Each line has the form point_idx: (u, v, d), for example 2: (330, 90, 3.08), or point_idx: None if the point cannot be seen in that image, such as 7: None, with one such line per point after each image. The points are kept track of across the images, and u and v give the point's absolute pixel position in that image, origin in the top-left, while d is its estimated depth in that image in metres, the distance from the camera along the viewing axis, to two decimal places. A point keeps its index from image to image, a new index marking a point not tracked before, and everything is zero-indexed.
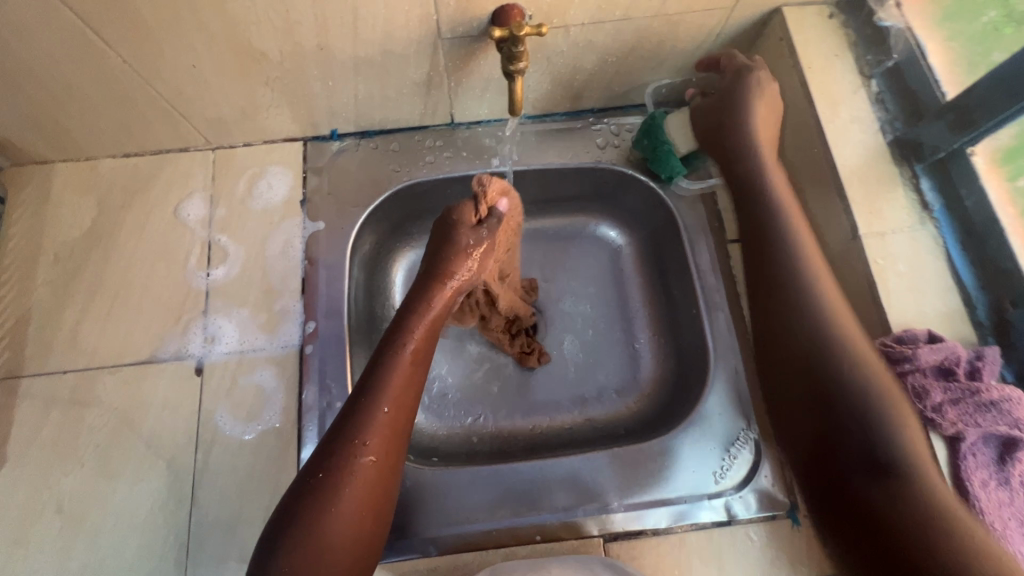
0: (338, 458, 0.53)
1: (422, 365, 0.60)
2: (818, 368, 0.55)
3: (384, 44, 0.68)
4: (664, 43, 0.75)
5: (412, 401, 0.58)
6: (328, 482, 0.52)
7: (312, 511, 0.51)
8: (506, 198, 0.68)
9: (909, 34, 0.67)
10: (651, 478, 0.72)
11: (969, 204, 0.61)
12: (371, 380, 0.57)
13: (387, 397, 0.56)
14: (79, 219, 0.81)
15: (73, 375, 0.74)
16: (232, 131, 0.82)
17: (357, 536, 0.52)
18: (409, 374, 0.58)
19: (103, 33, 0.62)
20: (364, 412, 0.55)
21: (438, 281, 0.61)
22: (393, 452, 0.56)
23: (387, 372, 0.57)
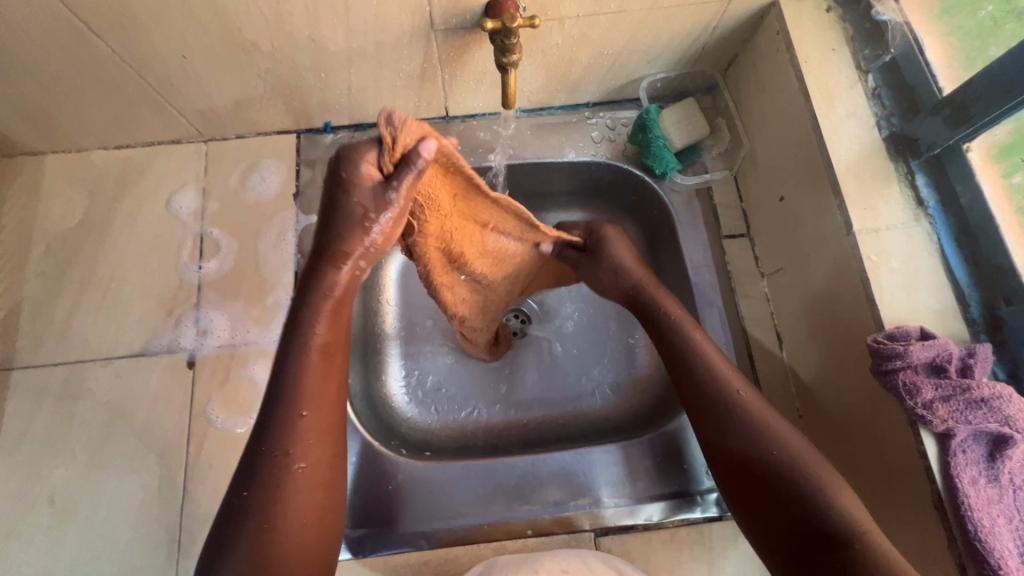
0: (266, 475, 0.47)
1: (341, 355, 0.53)
2: (710, 411, 0.58)
3: (377, 35, 0.68)
4: (660, 36, 0.74)
5: (338, 394, 0.52)
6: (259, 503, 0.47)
7: (247, 536, 0.46)
8: (428, 138, 0.45)
9: (908, 27, 0.66)
10: (639, 474, 0.72)
11: (964, 202, 0.60)
12: (281, 387, 0.50)
13: (305, 400, 0.49)
14: (70, 212, 0.80)
15: (64, 367, 0.74)
16: (224, 123, 0.81)
17: (309, 548, 0.48)
18: (325, 371, 0.51)
19: (92, 23, 0.61)
20: (283, 421, 0.49)
21: (331, 261, 0.51)
22: (329, 451, 0.50)
23: (295, 374, 0.50)
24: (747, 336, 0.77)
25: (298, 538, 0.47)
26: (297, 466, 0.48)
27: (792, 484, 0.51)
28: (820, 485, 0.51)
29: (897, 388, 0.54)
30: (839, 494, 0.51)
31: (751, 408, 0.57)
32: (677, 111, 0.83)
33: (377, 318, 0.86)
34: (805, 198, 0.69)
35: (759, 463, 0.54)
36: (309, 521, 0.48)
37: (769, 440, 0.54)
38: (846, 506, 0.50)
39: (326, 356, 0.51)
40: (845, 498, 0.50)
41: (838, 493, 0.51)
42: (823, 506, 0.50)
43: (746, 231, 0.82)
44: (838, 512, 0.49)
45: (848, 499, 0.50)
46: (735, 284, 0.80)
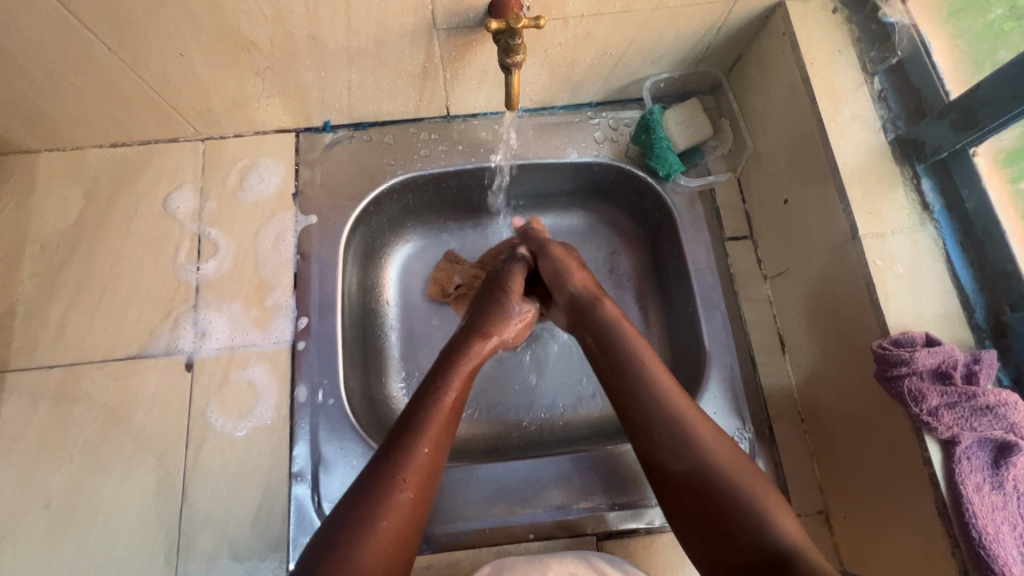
0: (377, 493, 0.54)
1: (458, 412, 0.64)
2: (642, 422, 0.60)
3: (378, 34, 0.67)
4: (664, 37, 0.74)
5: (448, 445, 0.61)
6: (363, 519, 0.52)
7: (342, 549, 0.50)
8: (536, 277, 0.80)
9: (915, 30, 0.65)
10: (627, 482, 0.72)
11: (970, 206, 0.60)
12: (415, 421, 0.60)
13: (427, 438, 0.58)
14: (65, 211, 0.79)
15: (61, 369, 0.73)
16: (222, 122, 0.80)
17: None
18: (447, 422, 0.61)
19: (88, 21, 0.60)
20: (405, 449, 0.57)
21: (484, 337, 0.70)
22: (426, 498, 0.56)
23: (430, 414, 0.60)
24: (749, 339, 0.77)
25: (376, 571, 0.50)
26: (404, 496, 0.54)
27: (731, 498, 0.54)
28: (761, 508, 0.53)
29: (902, 395, 0.54)
30: (778, 514, 0.52)
31: (697, 431, 0.58)
32: (680, 112, 0.82)
33: (378, 320, 0.86)
34: (808, 202, 0.69)
35: (715, 485, 0.55)
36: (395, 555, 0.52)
37: (713, 459, 0.56)
38: (784, 525, 0.51)
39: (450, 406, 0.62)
40: (784, 521, 0.52)
41: (779, 516, 0.52)
42: (765, 525, 0.51)
43: (749, 233, 0.82)
44: (780, 532, 0.51)
45: (785, 518, 0.52)
46: (737, 286, 0.79)
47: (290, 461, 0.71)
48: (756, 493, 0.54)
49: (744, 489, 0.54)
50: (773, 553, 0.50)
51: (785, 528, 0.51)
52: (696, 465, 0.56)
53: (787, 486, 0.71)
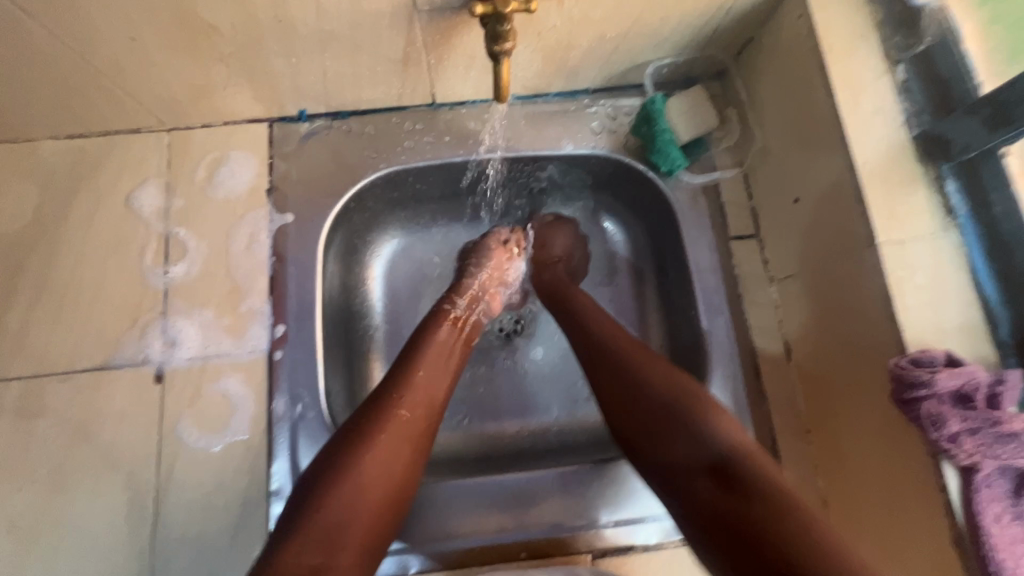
0: (377, 412, 0.56)
1: (458, 344, 0.66)
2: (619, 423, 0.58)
3: (353, 17, 0.60)
4: (669, 18, 0.67)
5: (450, 374, 0.63)
6: (364, 435, 0.54)
7: (345, 463, 0.52)
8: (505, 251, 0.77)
9: (944, 15, 0.60)
10: (622, 496, 0.69)
11: (998, 210, 0.56)
12: (412, 350, 0.63)
13: (426, 362, 0.61)
14: (19, 210, 0.73)
15: (21, 382, 0.68)
16: (187, 111, 0.73)
17: (384, 501, 0.52)
18: (444, 351, 0.64)
19: (21, 2, 0.53)
20: (405, 374, 0.60)
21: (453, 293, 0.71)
22: (429, 417, 0.58)
23: (427, 343, 0.63)
24: (753, 345, 0.73)
25: (382, 479, 0.53)
26: (404, 415, 0.56)
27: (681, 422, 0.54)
28: (701, 414, 0.54)
29: (920, 418, 0.50)
30: (719, 419, 0.54)
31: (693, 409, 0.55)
32: (684, 100, 0.76)
33: (363, 322, 0.81)
34: (822, 201, 0.64)
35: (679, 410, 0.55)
36: (402, 465, 0.54)
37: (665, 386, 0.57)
38: (723, 426, 0.53)
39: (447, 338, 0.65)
40: (723, 421, 0.54)
41: (718, 420, 0.54)
42: (704, 431, 0.53)
43: (755, 231, 0.77)
44: (717, 440, 0.52)
45: (720, 417, 0.54)
46: (742, 289, 0.75)
47: (268, 479, 0.67)
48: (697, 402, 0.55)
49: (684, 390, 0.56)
50: (717, 463, 0.51)
51: (722, 431, 0.53)
52: (664, 400, 0.56)
53: None
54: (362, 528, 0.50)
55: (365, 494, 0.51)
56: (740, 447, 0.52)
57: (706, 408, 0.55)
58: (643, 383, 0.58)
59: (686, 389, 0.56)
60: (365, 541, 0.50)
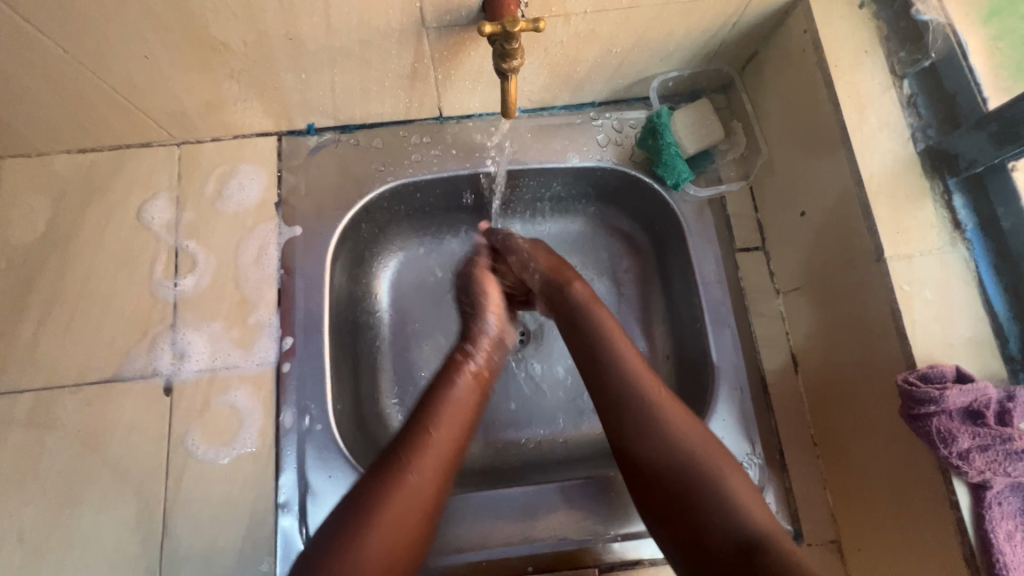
0: (385, 479, 0.54)
1: (474, 399, 0.64)
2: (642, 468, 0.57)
3: (362, 34, 0.61)
4: (674, 33, 0.68)
5: (464, 433, 0.61)
6: (370, 504, 0.53)
7: (350, 535, 0.50)
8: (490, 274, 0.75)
9: (950, 29, 0.60)
10: (629, 510, 0.69)
11: (1006, 225, 0.56)
12: (425, 409, 0.61)
13: (438, 422, 0.59)
14: (32, 224, 0.74)
15: (32, 394, 0.69)
16: (198, 126, 0.74)
17: (387, 569, 0.51)
18: (458, 409, 0.62)
19: (38, 22, 0.54)
20: (416, 434, 0.58)
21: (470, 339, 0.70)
22: (440, 484, 0.56)
23: (441, 402, 0.61)
24: (760, 358, 0.73)
25: (388, 551, 0.51)
26: (412, 483, 0.55)
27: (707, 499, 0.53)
28: (730, 491, 0.53)
29: (930, 435, 0.50)
30: (746, 499, 0.53)
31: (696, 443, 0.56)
32: (690, 113, 0.76)
33: (370, 334, 0.81)
34: (828, 214, 0.64)
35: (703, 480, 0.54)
36: (410, 534, 0.53)
37: (694, 450, 0.56)
38: (750, 507, 0.52)
39: (462, 394, 0.63)
40: (751, 503, 0.53)
41: (749, 504, 0.52)
42: (732, 511, 0.52)
43: (761, 244, 0.77)
44: (746, 519, 0.51)
45: (750, 500, 0.53)
46: (748, 301, 0.75)
47: (276, 491, 0.67)
48: (721, 476, 0.54)
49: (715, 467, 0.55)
50: (747, 546, 0.50)
51: (748, 509, 0.52)
52: (682, 451, 0.56)
53: (799, 513, 0.67)
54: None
55: (368, 563, 0.50)
56: (771, 532, 0.51)
57: (736, 486, 0.54)
58: (666, 435, 0.57)
59: (710, 454, 0.56)
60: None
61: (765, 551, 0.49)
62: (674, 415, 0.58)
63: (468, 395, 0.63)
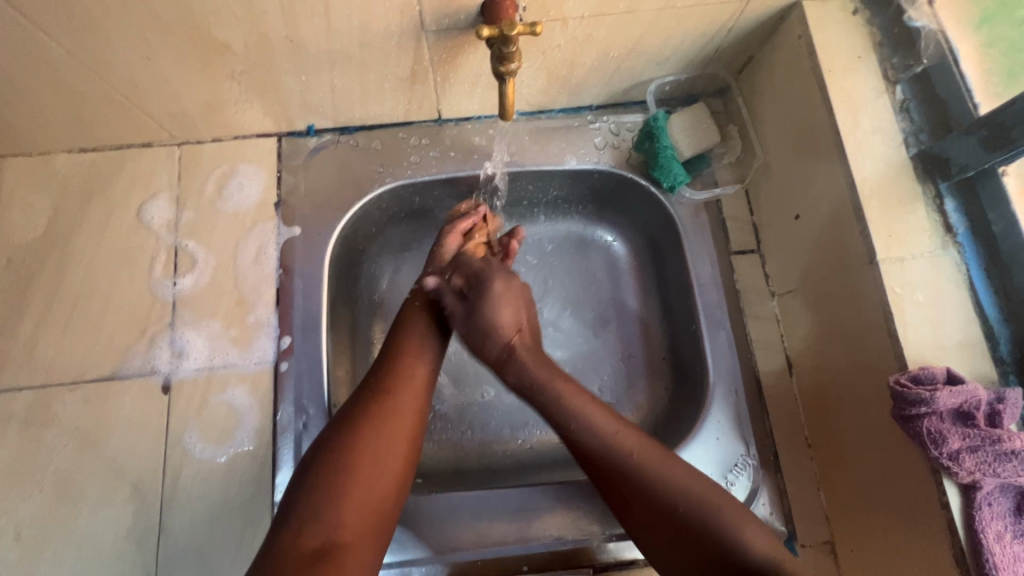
0: (361, 397, 0.59)
1: (438, 329, 0.69)
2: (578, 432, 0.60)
3: (362, 37, 0.62)
4: (671, 38, 0.68)
5: (433, 360, 0.65)
6: (347, 422, 0.57)
7: (331, 446, 0.54)
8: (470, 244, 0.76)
9: (942, 36, 0.61)
10: None
11: (996, 229, 0.56)
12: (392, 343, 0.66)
13: (406, 350, 0.64)
14: (33, 222, 0.75)
15: (30, 391, 0.69)
16: (199, 126, 0.75)
17: (377, 482, 0.54)
18: (424, 339, 0.66)
19: (41, 23, 0.55)
20: (384, 363, 0.63)
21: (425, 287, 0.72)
22: (416, 401, 0.60)
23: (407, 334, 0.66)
24: (755, 359, 0.73)
25: (373, 456, 0.55)
26: (387, 398, 0.59)
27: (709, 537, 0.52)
28: (733, 531, 0.52)
29: (921, 436, 0.51)
30: (751, 536, 0.52)
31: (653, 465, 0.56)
32: (687, 117, 0.77)
33: (367, 334, 0.82)
34: (822, 217, 0.65)
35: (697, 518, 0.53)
36: (394, 441, 0.56)
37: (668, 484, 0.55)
38: (756, 545, 0.51)
39: (424, 326, 0.68)
40: (758, 537, 0.52)
41: (748, 533, 0.52)
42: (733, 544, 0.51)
43: (756, 246, 0.77)
44: (750, 555, 0.51)
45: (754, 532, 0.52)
46: (744, 303, 0.76)
47: (272, 490, 0.67)
48: (718, 511, 0.53)
49: (706, 506, 0.54)
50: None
51: (754, 547, 0.51)
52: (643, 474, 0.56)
53: (793, 514, 0.68)
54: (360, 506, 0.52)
55: (356, 469, 0.53)
56: (776, 563, 0.50)
57: (740, 525, 0.52)
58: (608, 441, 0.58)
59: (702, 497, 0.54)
60: (365, 517, 0.52)
61: None
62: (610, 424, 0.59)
63: (429, 328, 0.68)
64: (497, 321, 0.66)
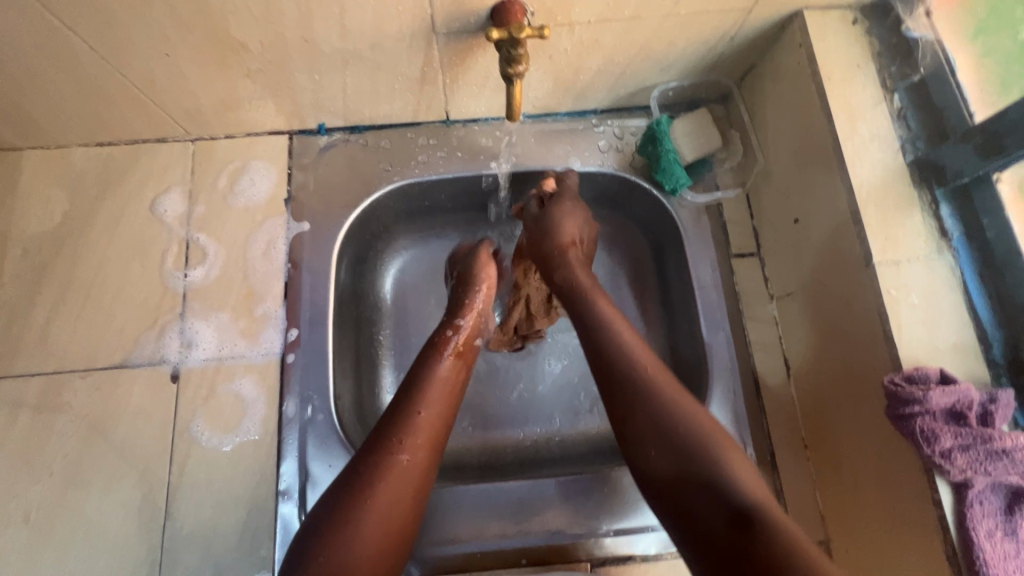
0: (379, 451, 0.56)
1: (457, 376, 0.66)
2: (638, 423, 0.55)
3: (374, 38, 0.64)
4: (675, 44, 0.70)
5: (451, 409, 0.63)
6: (365, 478, 0.54)
7: (341, 513, 0.51)
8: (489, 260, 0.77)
9: (939, 46, 0.63)
10: (623, 506, 0.70)
11: (990, 235, 0.58)
12: (412, 387, 0.62)
13: (427, 401, 0.61)
14: (49, 213, 0.76)
15: (42, 377, 0.70)
16: (213, 123, 0.77)
17: (387, 542, 0.52)
18: (443, 387, 0.63)
19: (67, 19, 0.57)
20: (404, 413, 0.59)
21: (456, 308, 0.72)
22: (430, 459, 0.57)
23: (425, 379, 0.63)
24: (754, 360, 0.74)
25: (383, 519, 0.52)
26: (406, 455, 0.56)
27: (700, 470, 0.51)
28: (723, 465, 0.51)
29: (914, 434, 0.52)
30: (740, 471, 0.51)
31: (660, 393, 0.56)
32: (689, 122, 0.79)
33: (372, 329, 0.83)
34: (820, 221, 0.66)
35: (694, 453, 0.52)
36: (402, 504, 0.54)
37: (667, 404, 0.55)
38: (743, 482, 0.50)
39: (447, 372, 0.64)
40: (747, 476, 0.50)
41: (739, 471, 0.51)
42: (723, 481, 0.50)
43: (756, 250, 0.79)
44: (736, 491, 0.49)
45: (744, 473, 0.51)
46: (743, 305, 0.77)
47: (277, 479, 0.69)
48: (718, 450, 0.52)
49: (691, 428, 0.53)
50: (734, 511, 0.48)
51: (740, 484, 0.49)
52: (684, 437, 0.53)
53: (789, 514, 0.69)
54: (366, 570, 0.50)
55: (369, 533, 0.51)
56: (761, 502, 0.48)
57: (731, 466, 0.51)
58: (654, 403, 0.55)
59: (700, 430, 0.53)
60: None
61: (757, 523, 0.46)
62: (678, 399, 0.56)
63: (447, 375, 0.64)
64: (559, 232, 0.71)
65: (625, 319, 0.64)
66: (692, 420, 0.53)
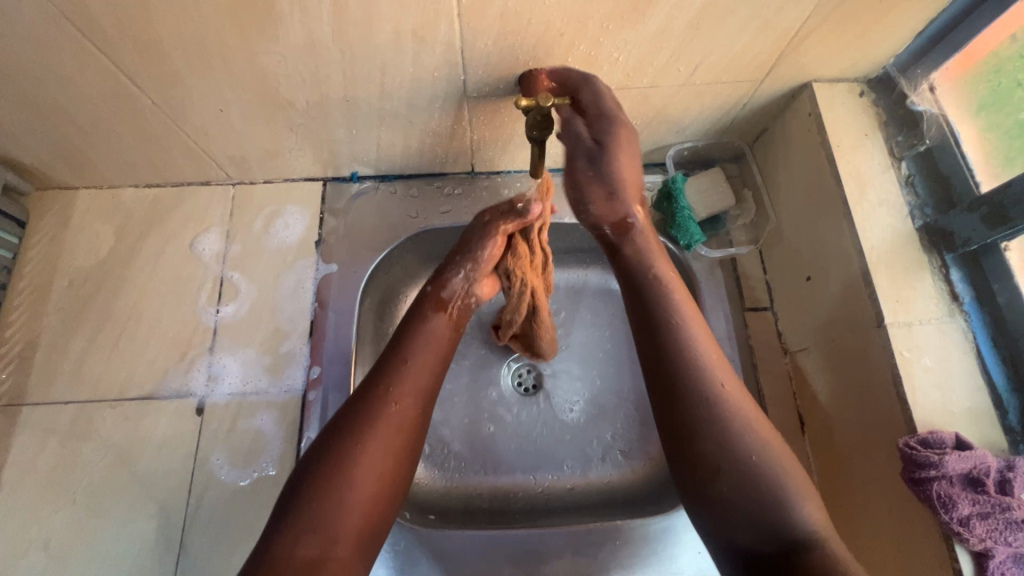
0: (365, 406, 0.55)
1: (450, 334, 0.65)
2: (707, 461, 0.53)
3: (411, 98, 0.69)
4: (690, 110, 0.74)
5: (442, 364, 0.63)
6: (352, 429, 0.54)
7: (333, 460, 0.52)
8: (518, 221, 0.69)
9: (944, 120, 0.66)
10: (635, 561, 0.70)
11: (1002, 300, 0.59)
12: (399, 343, 0.62)
13: (415, 354, 0.60)
14: (95, 249, 0.81)
15: (74, 405, 0.73)
16: (254, 169, 0.82)
17: (377, 497, 0.52)
18: (434, 343, 0.63)
19: (136, 78, 0.63)
20: (392, 365, 0.59)
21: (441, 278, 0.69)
22: (419, 409, 0.58)
23: (416, 335, 0.62)
24: (768, 415, 0.74)
25: (370, 477, 0.52)
26: (392, 407, 0.56)
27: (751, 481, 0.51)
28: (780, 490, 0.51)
29: (931, 500, 0.52)
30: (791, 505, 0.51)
31: (743, 426, 0.54)
32: (702, 181, 0.82)
33: None
34: (831, 278, 0.68)
35: (751, 473, 0.52)
36: (387, 467, 0.53)
37: (735, 437, 0.53)
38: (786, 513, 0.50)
39: (436, 329, 0.64)
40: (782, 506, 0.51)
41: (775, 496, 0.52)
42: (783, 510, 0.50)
43: (769, 304, 0.80)
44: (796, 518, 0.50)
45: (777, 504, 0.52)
46: (757, 359, 0.77)
47: None
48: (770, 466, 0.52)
49: (751, 440, 0.53)
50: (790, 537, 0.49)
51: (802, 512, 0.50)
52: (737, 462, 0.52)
53: None
54: (358, 515, 0.51)
55: (357, 487, 0.51)
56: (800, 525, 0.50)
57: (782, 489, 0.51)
58: (727, 436, 0.53)
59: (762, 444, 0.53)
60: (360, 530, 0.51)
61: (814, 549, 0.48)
62: (733, 411, 0.54)
63: (445, 329, 0.64)
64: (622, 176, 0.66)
65: (675, 275, 0.64)
66: (744, 437, 0.53)
